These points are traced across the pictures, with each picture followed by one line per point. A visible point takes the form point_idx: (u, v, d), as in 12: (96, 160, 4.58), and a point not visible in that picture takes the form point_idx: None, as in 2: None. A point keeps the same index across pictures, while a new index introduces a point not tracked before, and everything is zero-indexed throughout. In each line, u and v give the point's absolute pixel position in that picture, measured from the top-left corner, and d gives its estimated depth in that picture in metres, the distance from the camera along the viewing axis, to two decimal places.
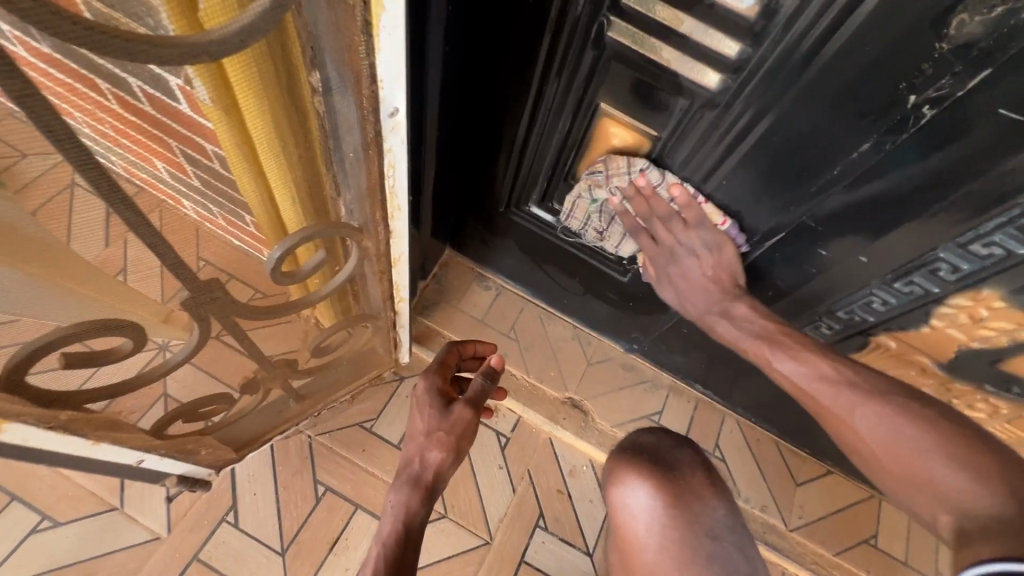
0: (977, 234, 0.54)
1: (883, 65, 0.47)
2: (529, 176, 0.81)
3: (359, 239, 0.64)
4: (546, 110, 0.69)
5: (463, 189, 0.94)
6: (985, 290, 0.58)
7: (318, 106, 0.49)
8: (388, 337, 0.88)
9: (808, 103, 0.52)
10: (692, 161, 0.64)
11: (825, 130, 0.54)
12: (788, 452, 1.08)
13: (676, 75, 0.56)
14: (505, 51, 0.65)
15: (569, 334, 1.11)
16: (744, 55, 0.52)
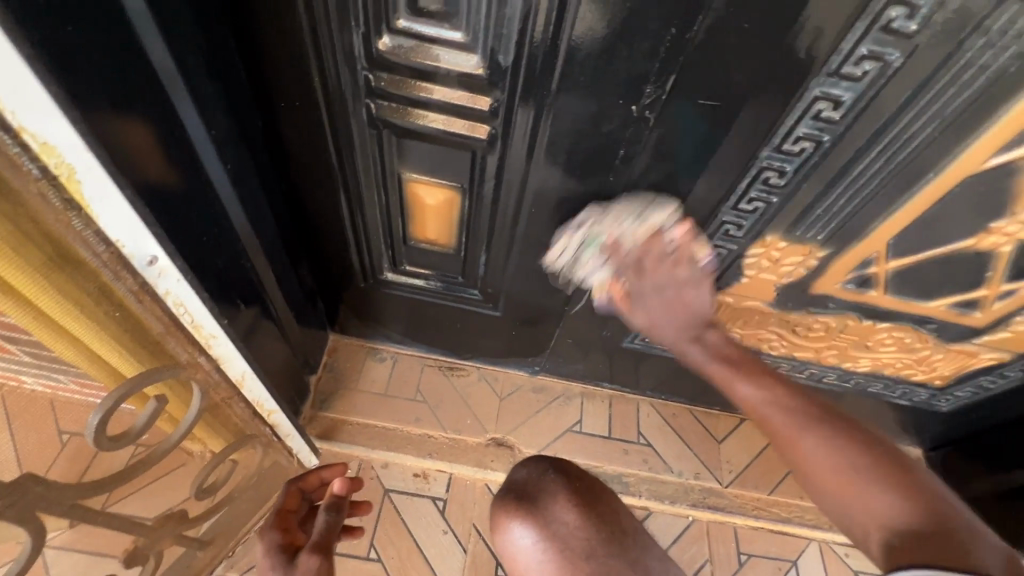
0: (738, 196, 0.62)
1: (602, 86, 0.53)
2: (372, 249, 0.84)
3: (195, 374, 0.61)
4: (357, 189, 0.72)
5: (320, 278, 0.94)
6: (769, 237, 0.68)
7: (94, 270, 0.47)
8: (283, 448, 0.85)
9: (559, 126, 0.58)
10: (501, 198, 0.69)
11: (585, 146, 0.60)
12: (703, 415, 1.15)
13: (450, 135, 0.61)
14: (297, 147, 0.67)
15: (474, 377, 1.12)
16: (494, 104, 0.57)
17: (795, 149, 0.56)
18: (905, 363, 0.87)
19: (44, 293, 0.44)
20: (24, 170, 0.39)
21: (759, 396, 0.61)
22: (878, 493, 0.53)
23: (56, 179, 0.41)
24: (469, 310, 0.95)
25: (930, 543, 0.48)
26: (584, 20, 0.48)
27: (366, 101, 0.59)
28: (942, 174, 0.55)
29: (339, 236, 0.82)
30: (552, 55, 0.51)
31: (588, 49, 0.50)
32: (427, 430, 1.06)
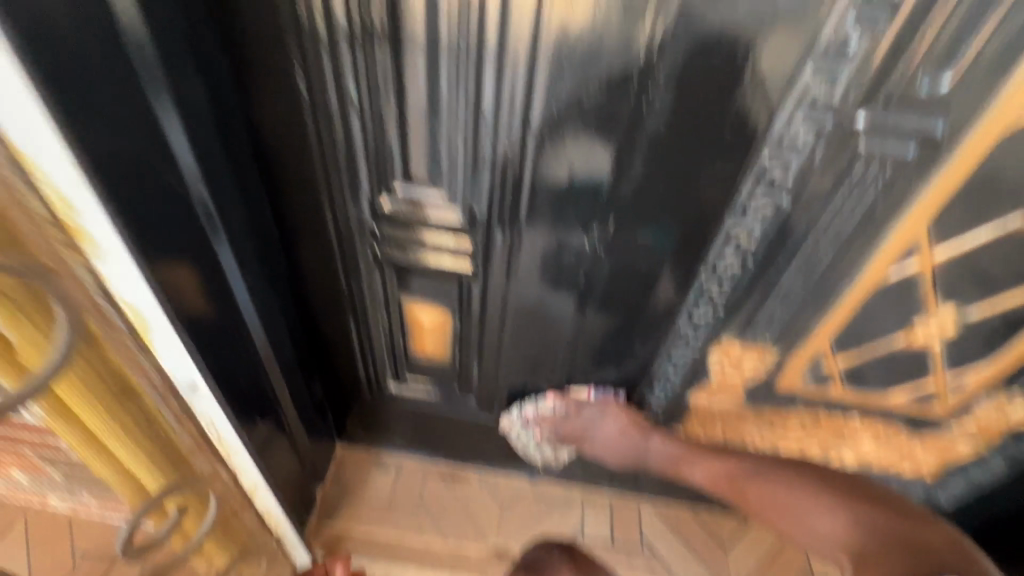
0: (689, 308, 0.72)
1: (561, 228, 0.66)
2: (377, 363, 0.93)
3: (211, 484, 0.69)
4: (364, 313, 0.83)
5: (330, 391, 1.02)
6: (724, 341, 0.76)
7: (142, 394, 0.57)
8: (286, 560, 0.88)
9: (528, 257, 0.70)
10: (487, 315, 0.80)
11: (553, 272, 0.72)
12: (707, 517, 1.14)
13: (441, 268, 0.73)
14: (315, 282, 0.79)
15: (476, 484, 1.15)
16: (475, 244, 0.70)
17: (726, 269, 0.67)
18: (888, 455, 0.90)
19: (103, 416, 0.54)
20: (113, 325, 0.51)
21: (709, 475, 0.81)
22: (821, 513, 0.68)
23: (133, 329, 0.53)
24: (466, 417, 1.02)
25: (869, 552, 0.62)
26: (539, 184, 0.62)
27: (372, 245, 0.72)
28: (855, 286, 0.65)
29: (348, 353, 0.92)
30: (517, 208, 0.65)
31: (545, 202, 0.64)
32: (430, 540, 1.07)
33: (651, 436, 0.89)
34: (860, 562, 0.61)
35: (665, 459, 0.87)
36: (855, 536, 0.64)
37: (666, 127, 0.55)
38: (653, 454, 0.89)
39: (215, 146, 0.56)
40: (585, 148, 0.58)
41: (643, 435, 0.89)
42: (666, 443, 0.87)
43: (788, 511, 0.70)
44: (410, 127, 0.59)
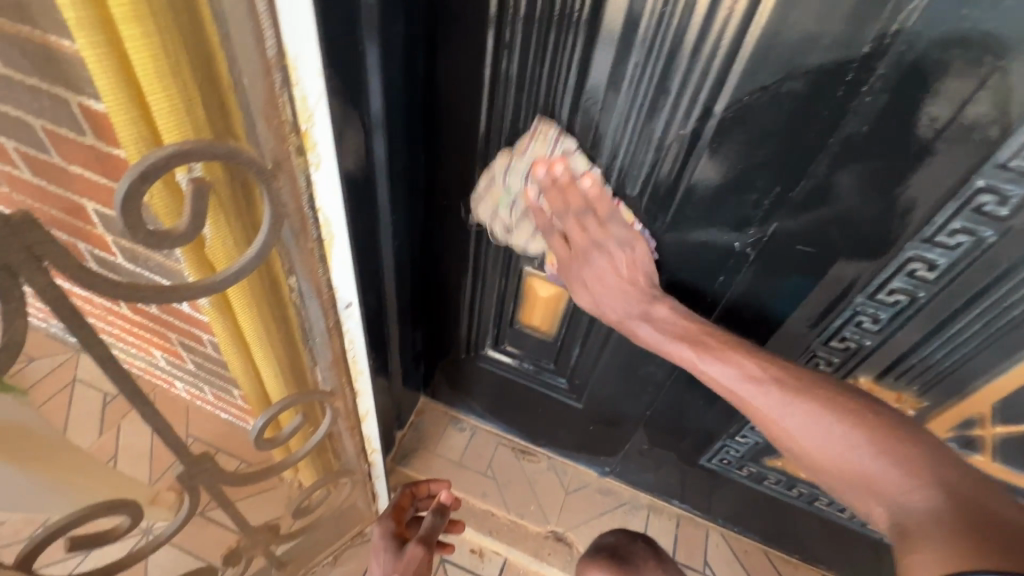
0: (830, 332, 0.67)
1: (714, 222, 0.63)
2: (481, 326, 0.95)
3: (332, 401, 0.73)
4: (483, 275, 0.85)
5: (429, 343, 1.06)
6: (861, 378, 0.70)
7: (295, 301, 0.62)
8: (366, 489, 0.93)
9: (666, 248, 0.68)
10: None
11: (692, 268, 0.69)
12: (779, 561, 1.07)
13: None
14: (446, 235, 0.82)
15: (544, 465, 1.15)
16: None
17: (890, 299, 0.60)
18: None
19: (254, 321, 0.58)
20: (309, 234, 0.55)
21: (730, 374, 0.61)
22: (897, 471, 0.52)
23: (321, 240, 0.57)
24: (553, 397, 1.02)
25: (923, 522, 0.49)
26: (701, 173, 0.59)
27: None
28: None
29: (457, 310, 0.95)
30: (673, 193, 0.62)
31: (703, 193, 0.60)
32: (492, 507, 1.09)
33: (655, 303, 0.67)
34: (905, 535, 0.49)
35: (666, 331, 0.66)
36: (935, 502, 0.49)
37: (871, 131, 0.50)
38: (642, 330, 0.67)
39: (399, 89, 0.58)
40: (768, 141, 0.54)
41: (644, 298, 0.67)
42: (673, 313, 0.66)
43: (844, 463, 0.54)
44: (590, 94, 0.58)
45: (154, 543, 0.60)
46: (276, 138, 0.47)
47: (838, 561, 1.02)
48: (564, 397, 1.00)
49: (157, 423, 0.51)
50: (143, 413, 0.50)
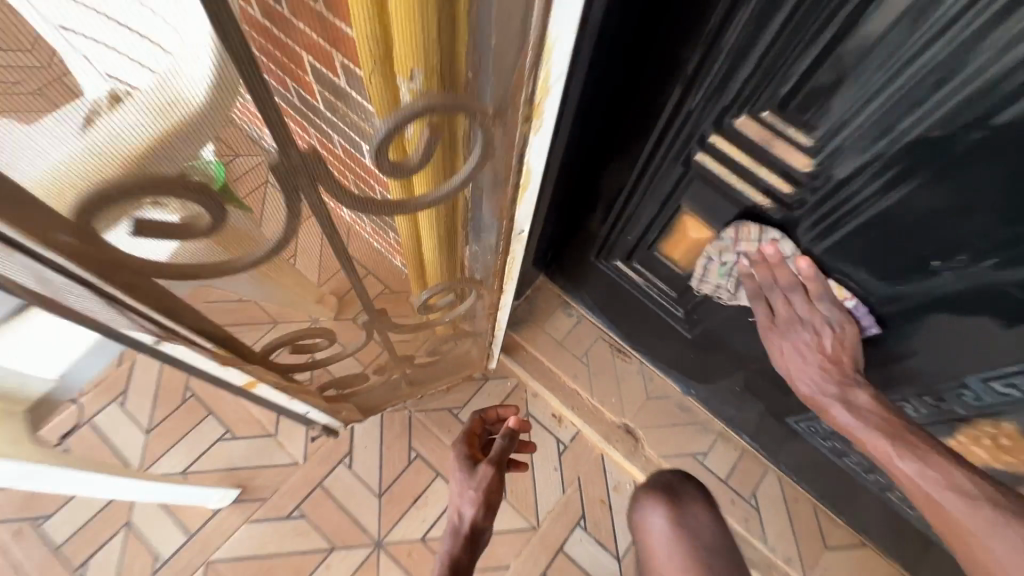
0: (1004, 375, 0.66)
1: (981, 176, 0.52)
2: (628, 222, 0.92)
3: (480, 289, 0.84)
4: (653, 169, 0.79)
5: (567, 221, 1.08)
6: (1004, 419, 0.71)
7: (466, 218, 0.65)
8: (484, 347, 1.10)
9: (914, 187, 0.57)
10: (797, 228, 0.70)
11: (937, 218, 0.58)
12: (825, 517, 1.15)
13: (780, 158, 0.64)
14: (626, 116, 0.76)
15: (634, 368, 1.25)
16: (844, 149, 0.59)
17: None
18: None
19: (429, 225, 0.61)
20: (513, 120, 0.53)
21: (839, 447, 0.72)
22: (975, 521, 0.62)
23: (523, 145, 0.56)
24: (667, 321, 1.07)
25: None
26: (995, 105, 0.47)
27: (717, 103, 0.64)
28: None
29: (608, 199, 0.92)
30: (898, 170, 0.57)
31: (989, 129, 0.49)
32: (579, 387, 1.24)
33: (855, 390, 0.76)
34: None
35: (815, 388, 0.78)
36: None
37: None
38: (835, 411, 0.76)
39: None
40: None
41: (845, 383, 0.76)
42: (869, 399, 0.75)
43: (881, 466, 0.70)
44: None
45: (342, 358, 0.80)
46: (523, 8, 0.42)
47: (882, 538, 1.08)
48: (676, 324, 1.04)
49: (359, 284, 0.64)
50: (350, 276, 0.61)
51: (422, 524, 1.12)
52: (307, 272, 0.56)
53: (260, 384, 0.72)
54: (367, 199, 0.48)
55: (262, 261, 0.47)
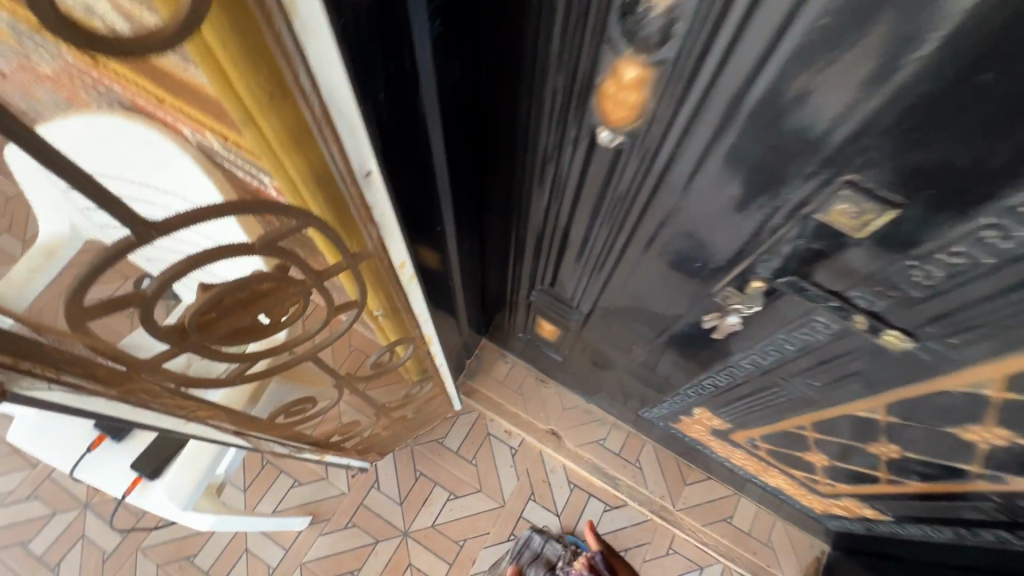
0: (689, 388, 1.24)
1: (661, 300, 0.97)
2: (524, 296, 1.39)
3: (435, 375, 1.46)
4: (525, 274, 1.26)
5: (491, 288, 1.55)
6: (697, 410, 1.33)
7: (418, 357, 1.25)
8: (449, 398, 1.73)
9: (640, 301, 1.02)
10: (603, 311, 1.17)
11: (655, 315, 1.03)
12: (684, 465, 1.79)
13: (579, 278, 1.10)
14: (502, 244, 1.22)
15: (553, 390, 1.89)
16: (602, 281, 1.04)
17: (708, 387, 1.18)
18: (792, 491, 1.44)
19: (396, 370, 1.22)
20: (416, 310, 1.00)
21: None
22: None
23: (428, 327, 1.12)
24: (548, 353, 1.70)
25: None
26: (649, 274, 0.92)
27: (540, 249, 1.10)
28: (776, 422, 1.13)
29: (509, 282, 1.39)
30: (605, 318, 1.19)
31: (655, 282, 0.93)
32: (518, 409, 1.87)
33: None
34: None
35: None
36: None
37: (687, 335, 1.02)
38: None
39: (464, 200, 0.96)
40: (688, 271, 0.84)
41: None
42: None
43: None
44: (583, 219, 0.91)
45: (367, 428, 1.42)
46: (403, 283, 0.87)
47: (714, 472, 1.73)
48: (552, 356, 1.69)
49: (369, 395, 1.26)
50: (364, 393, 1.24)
51: (430, 515, 1.75)
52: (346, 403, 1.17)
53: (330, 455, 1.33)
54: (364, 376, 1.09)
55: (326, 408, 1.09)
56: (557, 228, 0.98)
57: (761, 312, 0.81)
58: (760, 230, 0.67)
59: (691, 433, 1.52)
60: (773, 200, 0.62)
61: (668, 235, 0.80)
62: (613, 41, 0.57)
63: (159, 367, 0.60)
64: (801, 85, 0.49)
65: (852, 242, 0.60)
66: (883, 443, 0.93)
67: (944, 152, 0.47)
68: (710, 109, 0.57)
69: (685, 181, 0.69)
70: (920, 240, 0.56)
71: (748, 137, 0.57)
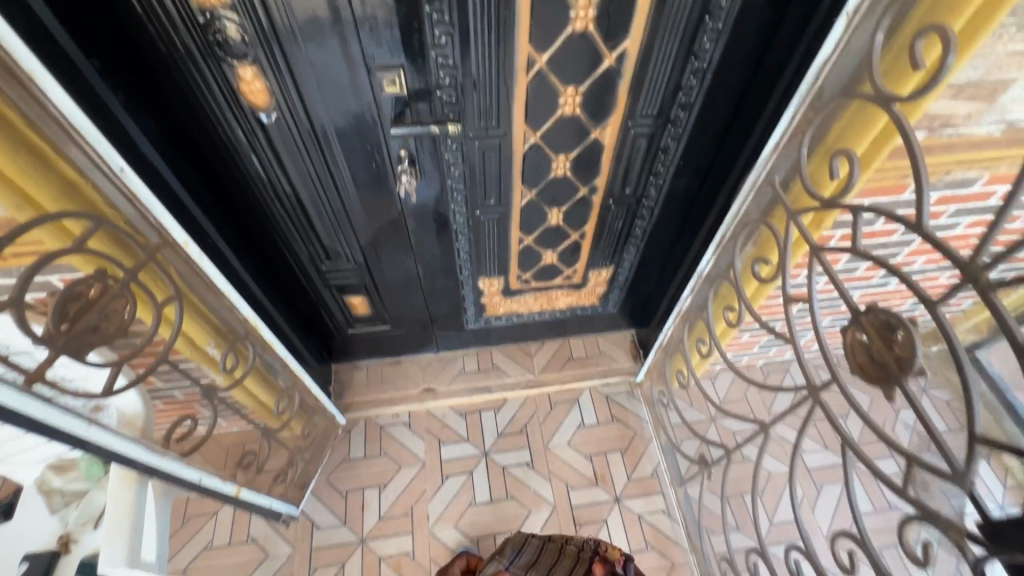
0: (461, 268, 1.74)
1: (386, 209, 1.44)
2: (323, 291, 1.75)
3: (297, 385, 1.74)
4: (307, 267, 1.62)
5: (300, 312, 1.86)
6: (482, 283, 1.84)
7: (263, 364, 1.54)
8: (327, 413, 1.99)
9: (379, 221, 1.48)
10: (370, 252, 1.60)
11: (394, 224, 1.50)
12: (523, 346, 2.32)
13: (336, 238, 1.52)
14: (275, 255, 1.57)
15: (408, 362, 2.27)
16: (349, 225, 1.48)
17: (465, 257, 1.69)
18: (574, 300, 2.05)
19: (250, 381, 1.50)
20: (233, 309, 1.33)
21: None
22: None
23: (255, 329, 1.43)
24: (380, 332, 2.07)
25: None
26: (363, 194, 1.38)
27: (298, 235, 1.48)
28: (513, 250, 1.68)
29: (305, 288, 1.73)
30: (378, 257, 1.62)
31: (371, 198, 1.40)
32: (392, 393, 2.20)
33: None
34: None
35: None
36: None
37: (419, 221, 1.51)
38: None
39: (217, 221, 1.31)
40: (376, 174, 1.32)
41: None
42: None
43: None
44: (301, 186, 1.33)
45: (265, 458, 1.63)
46: (201, 280, 1.20)
47: (542, 334, 2.29)
48: (385, 330, 2.06)
49: (243, 414, 1.51)
50: (238, 414, 1.48)
51: (375, 512, 1.95)
52: (221, 421, 1.41)
53: (245, 492, 1.49)
54: (219, 384, 1.36)
55: (204, 422, 1.32)
56: (293, 205, 1.38)
57: (421, 168, 1.33)
58: (375, 119, 1.18)
59: (501, 311, 2.04)
60: (364, 98, 1.14)
61: (346, 158, 1.27)
62: (223, 60, 1.01)
63: (46, 367, 0.86)
64: (316, 34, 1.00)
65: (408, 98, 1.15)
66: (549, 211, 1.54)
67: (385, 33, 1.02)
68: (294, 67, 1.05)
69: (323, 118, 1.16)
70: (427, 77, 1.12)
71: (322, 71, 1.07)
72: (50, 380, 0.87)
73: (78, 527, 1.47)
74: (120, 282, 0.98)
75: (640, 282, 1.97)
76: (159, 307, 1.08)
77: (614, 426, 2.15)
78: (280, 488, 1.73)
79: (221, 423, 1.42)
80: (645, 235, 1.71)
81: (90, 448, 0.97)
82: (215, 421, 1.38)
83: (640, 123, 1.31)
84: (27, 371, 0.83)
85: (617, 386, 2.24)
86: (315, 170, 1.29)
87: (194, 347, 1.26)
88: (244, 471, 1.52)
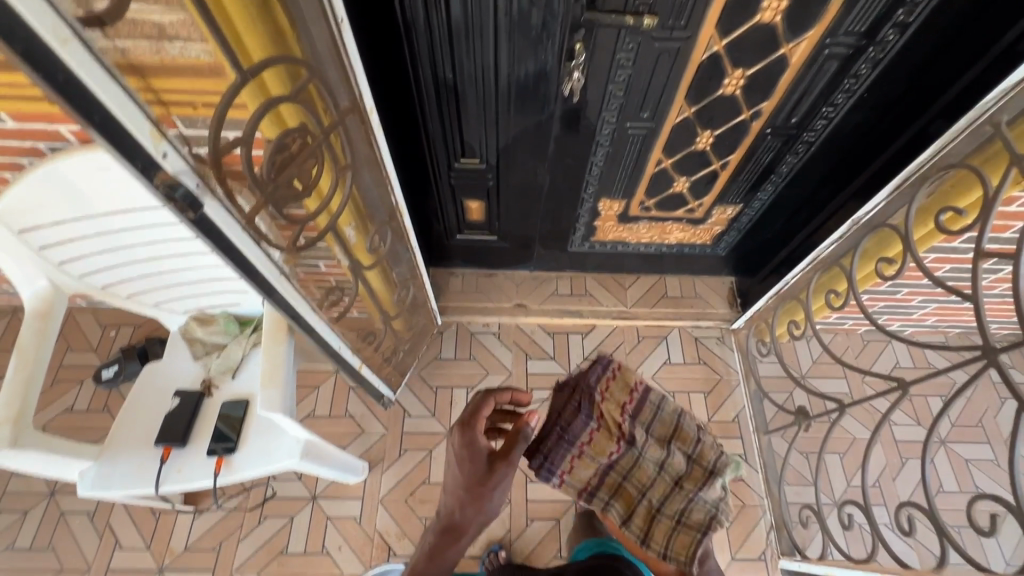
0: (587, 185, 1.70)
1: (533, 110, 1.39)
2: (445, 190, 1.75)
3: (412, 278, 1.80)
4: (438, 163, 1.62)
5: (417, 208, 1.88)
6: (603, 204, 1.80)
7: (390, 254, 1.59)
8: (427, 311, 2.06)
9: (523, 125, 1.44)
10: (503, 155, 1.57)
11: (536, 129, 1.46)
12: (617, 277, 2.31)
13: (477, 136, 1.50)
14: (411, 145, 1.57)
15: (502, 277, 2.30)
16: (492, 123, 1.44)
17: (595, 173, 1.64)
18: (686, 236, 1.99)
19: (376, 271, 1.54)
20: (382, 189, 1.35)
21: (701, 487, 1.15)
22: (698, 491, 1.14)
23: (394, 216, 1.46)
24: (485, 242, 2.08)
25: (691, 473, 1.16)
26: (517, 93, 1.33)
27: (440, 127, 1.47)
28: (647, 173, 1.62)
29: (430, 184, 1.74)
30: (509, 162, 1.60)
31: (524, 99, 1.35)
32: (484, 302, 2.25)
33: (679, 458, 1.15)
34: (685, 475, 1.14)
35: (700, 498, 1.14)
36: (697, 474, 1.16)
37: (562, 127, 1.47)
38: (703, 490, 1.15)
39: None
40: (537, 72, 1.27)
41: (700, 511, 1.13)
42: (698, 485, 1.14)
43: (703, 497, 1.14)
44: (458, 74, 1.29)
45: (381, 341, 1.72)
46: (366, 152, 1.22)
47: (639, 267, 2.26)
48: (490, 241, 2.07)
49: (369, 297, 1.57)
50: (367, 296, 1.55)
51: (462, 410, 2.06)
52: (355, 301, 1.47)
53: (367, 373, 1.57)
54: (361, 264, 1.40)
55: (345, 297, 1.39)
56: (444, 94, 1.36)
57: (588, 65, 1.26)
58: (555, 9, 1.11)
59: (609, 237, 2.01)
60: None
61: (512, 50, 1.21)
62: None
63: (258, 210, 0.91)
64: None
65: None
66: (700, 133, 1.45)
67: None
68: None
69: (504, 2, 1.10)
70: None
71: None
72: (258, 223, 0.91)
73: (219, 375, 1.57)
74: (316, 138, 1.01)
75: (762, 226, 1.88)
76: (338, 176, 1.12)
77: (700, 367, 2.14)
78: (387, 372, 1.84)
79: (356, 301, 1.49)
80: (790, 173, 1.60)
81: (275, 299, 1.01)
82: (351, 301, 1.44)
83: (840, 42, 1.19)
84: (246, 213, 0.87)
85: (708, 331, 2.21)
86: (477, 58, 1.24)
87: (347, 225, 1.29)
88: (366, 349, 1.61)
